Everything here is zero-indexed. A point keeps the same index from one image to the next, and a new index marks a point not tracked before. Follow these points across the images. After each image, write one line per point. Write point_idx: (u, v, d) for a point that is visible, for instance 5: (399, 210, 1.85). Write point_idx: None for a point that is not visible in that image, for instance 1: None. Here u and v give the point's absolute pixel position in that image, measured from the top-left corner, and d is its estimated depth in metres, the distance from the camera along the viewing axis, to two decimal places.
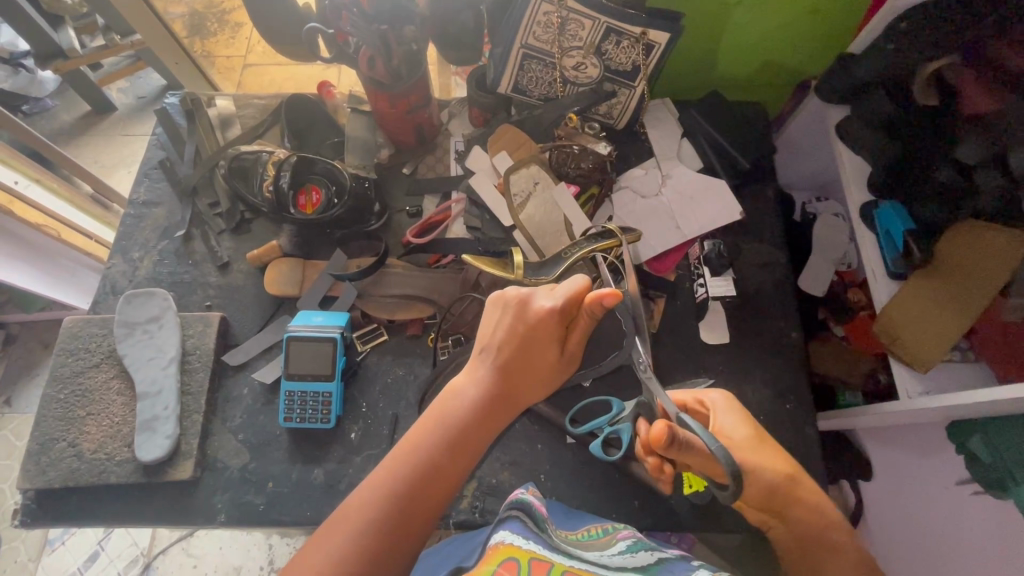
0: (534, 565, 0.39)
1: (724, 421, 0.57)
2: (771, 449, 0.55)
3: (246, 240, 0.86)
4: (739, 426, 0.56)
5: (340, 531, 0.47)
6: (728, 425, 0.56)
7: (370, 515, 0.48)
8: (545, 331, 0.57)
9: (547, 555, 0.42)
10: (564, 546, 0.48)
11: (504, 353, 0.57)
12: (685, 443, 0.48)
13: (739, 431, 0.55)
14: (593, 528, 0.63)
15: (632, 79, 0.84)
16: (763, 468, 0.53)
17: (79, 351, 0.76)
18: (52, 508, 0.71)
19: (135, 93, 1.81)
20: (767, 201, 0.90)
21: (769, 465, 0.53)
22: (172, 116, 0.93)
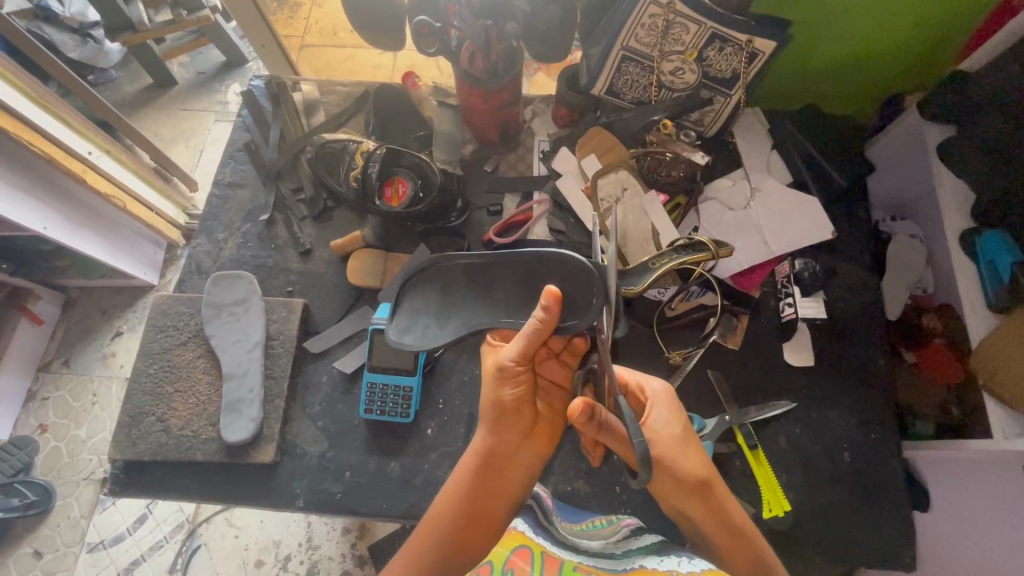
0: (546, 559, 0.51)
1: (656, 416, 0.59)
2: (691, 447, 0.58)
3: (328, 228, 0.86)
4: (670, 423, 0.59)
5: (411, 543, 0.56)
6: (657, 421, 0.59)
7: (430, 552, 0.54)
8: (482, 320, 0.66)
9: (557, 550, 0.53)
10: (569, 538, 0.57)
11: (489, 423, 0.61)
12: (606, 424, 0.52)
13: (668, 429, 0.58)
14: (598, 521, 0.68)
15: (730, 87, 0.82)
16: (677, 460, 0.56)
17: (167, 328, 0.78)
18: (139, 479, 0.73)
19: (196, 69, 1.83)
20: (859, 220, 0.87)
21: (683, 463, 0.56)
22: (258, 98, 0.93)
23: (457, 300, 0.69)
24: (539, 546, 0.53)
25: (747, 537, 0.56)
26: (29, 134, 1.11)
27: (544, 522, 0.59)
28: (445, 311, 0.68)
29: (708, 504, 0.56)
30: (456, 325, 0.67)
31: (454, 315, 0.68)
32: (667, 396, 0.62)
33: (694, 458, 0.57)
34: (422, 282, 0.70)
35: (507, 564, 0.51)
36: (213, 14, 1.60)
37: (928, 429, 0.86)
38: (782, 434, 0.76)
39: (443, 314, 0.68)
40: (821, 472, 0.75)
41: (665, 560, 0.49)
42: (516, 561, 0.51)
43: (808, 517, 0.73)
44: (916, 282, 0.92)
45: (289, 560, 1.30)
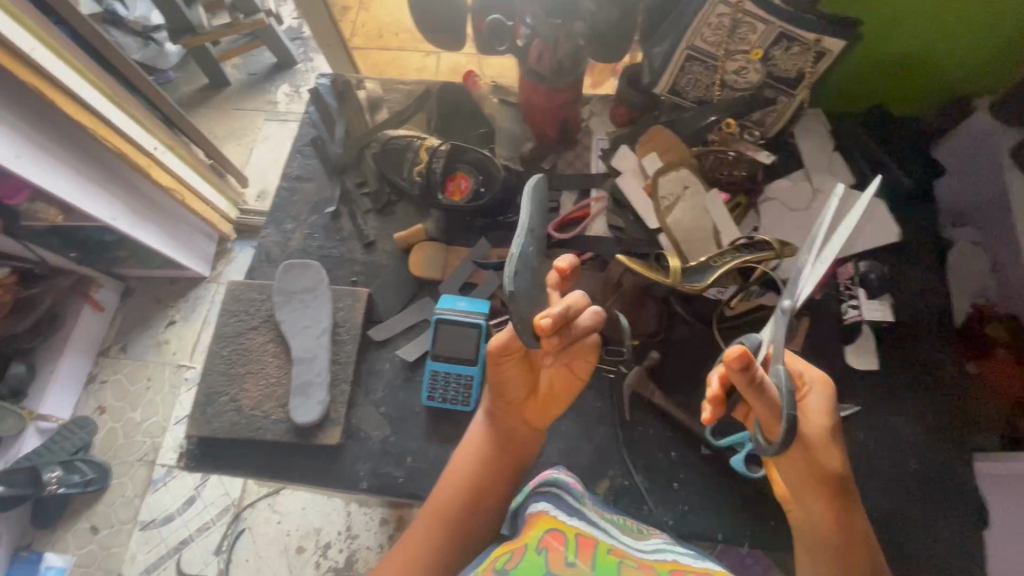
0: (580, 539, 0.48)
1: (813, 400, 0.59)
2: (835, 444, 0.58)
3: (391, 222, 0.89)
4: (823, 416, 0.58)
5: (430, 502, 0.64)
6: (814, 405, 0.59)
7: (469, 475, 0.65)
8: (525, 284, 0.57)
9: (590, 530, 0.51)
10: (600, 522, 0.53)
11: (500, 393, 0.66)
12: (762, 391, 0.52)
13: (820, 418, 0.58)
14: (626, 519, 0.61)
15: (794, 87, 0.81)
16: (819, 451, 0.57)
17: (240, 313, 0.81)
18: (211, 456, 0.76)
19: (247, 70, 1.90)
20: (926, 223, 0.85)
21: (824, 454, 0.57)
22: (324, 95, 0.97)
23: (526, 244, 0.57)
24: (571, 527, 0.50)
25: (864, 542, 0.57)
26: (104, 129, 1.18)
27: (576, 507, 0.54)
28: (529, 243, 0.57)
29: (830, 496, 0.57)
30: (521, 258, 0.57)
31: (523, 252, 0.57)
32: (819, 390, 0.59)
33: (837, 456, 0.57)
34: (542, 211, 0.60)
35: (541, 543, 0.47)
36: (268, 18, 1.66)
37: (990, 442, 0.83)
38: (844, 438, 0.75)
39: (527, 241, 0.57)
40: (886, 478, 0.73)
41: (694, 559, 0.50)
42: (552, 541, 0.47)
43: (872, 522, 0.71)
44: (979, 290, 0.89)
45: (328, 547, 1.33)
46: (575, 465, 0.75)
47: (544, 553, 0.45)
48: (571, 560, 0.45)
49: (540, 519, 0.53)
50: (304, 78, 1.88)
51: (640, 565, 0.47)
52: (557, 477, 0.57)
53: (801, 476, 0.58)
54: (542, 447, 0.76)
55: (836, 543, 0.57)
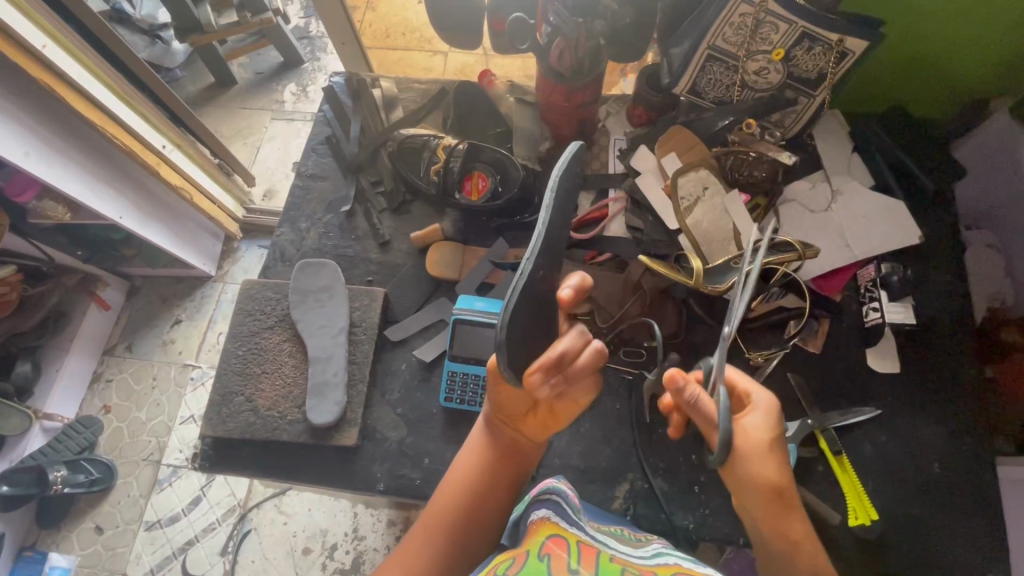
0: (583, 547, 0.43)
1: (750, 418, 0.57)
2: (776, 455, 0.56)
3: (406, 221, 0.88)
4: (761, 430, 0.56)
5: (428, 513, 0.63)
6: (751, 423, 0.57)
7: (464, 490, 0.62)
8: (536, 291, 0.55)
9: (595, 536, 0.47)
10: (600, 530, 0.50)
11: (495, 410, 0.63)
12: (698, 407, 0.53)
13: (759, 432, 0.56)
14: (624, 531, 0.58)
15: (815, 87, 0.81)
16: (757, 463, 0.55)
17: (255, 312, 0.81)
18: (226, 456, 0.75)
19: (254, 69, 1.90)
20: (946, 226, 0.84)
21: (760, 463, 0.55)
22: (339, 94, 0.96)
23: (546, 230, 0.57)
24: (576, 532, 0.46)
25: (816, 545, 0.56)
26: (112, 127, 1.16)
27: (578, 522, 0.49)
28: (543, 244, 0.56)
29: (771, 504, 0.56)
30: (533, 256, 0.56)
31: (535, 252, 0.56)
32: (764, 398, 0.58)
33: (777, 464, 0.55)
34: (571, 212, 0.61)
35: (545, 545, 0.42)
36: (276, 17, 1.65)
37: (1008, 445, 0.83)
38: (866, 442, 0.74)
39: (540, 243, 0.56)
40: (908, 482, 0.72)
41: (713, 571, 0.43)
42: (554, 545, 0.43)
43: (894, 527, 0.70)
44: (996, 294, 0.89)
45: (335, 548, 1.32)
46: (594, 467, 0.74)
47: (546, 559, 0.41)
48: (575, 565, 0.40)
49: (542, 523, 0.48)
50: (311, 77, 1.87)
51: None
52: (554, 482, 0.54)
53: (741, 486, 0.57)
54: (561, 450, 0.75)
55: (776, 549, 0.56)
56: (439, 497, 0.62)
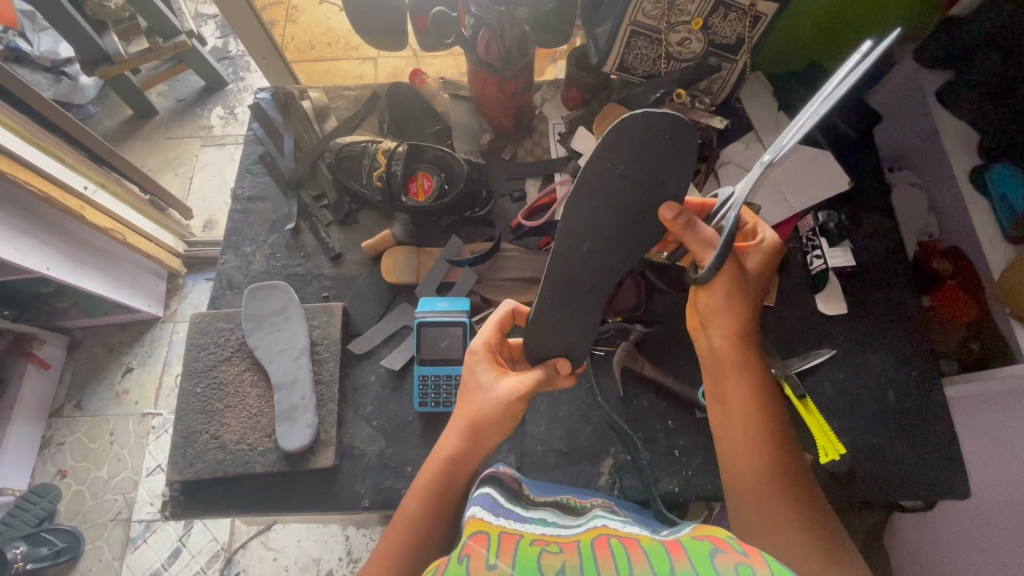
0: (504, 537, 0.40)
1: (749, 257, 0.62)
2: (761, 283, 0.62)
3: (355, 231, 0.86)
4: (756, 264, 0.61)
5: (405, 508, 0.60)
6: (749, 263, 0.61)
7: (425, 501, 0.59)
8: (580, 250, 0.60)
9: (517, 528, 0.43)
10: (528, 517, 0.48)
11: (478, 426, 0.60)
12: (695, 229, 0.57)
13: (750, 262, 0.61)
14: (569, 499, 0.61)
15: (736, 52, 0.83)
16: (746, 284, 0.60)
17: (209, 346, 0.77)
18: (197, 499, 0.72)
19: (175, 96, 1.81)
20: (870, 170, 0.90)
21: (745, 285, 0.60)
22: (267, 111, 0.93)
23: (594, 212, 0.58)
24: (497, 529, 0.42)
25: (792, 484, 0.55)
26: (25, 173, 1.07)
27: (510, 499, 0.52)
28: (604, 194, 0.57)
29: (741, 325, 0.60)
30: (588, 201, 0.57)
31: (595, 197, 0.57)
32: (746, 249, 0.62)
33: (761, 373, 0.60)
34: (686, 157, 0.56)
35: (464, 549, 0.38)
36: (191, 38, 1.57)
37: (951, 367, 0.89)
38: (827, 382, 0.78)
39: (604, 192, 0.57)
40: (868, 413, 0.77)
41: (628, 526, 0.44)
42: (472, 545, 0.39)
43: (861, 457, 0.74)
44: (923, 228, 0.95)
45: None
46: (577, 448, 0.75)
47: (465, 559, 0.37)
48: (492, 561, 0.36)
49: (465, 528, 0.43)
50: (237, 98, 1.80)
51: (566, 545, 0.39)
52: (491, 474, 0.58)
53: (721, 299, 0.60)
54: (542, 437, 0.76)
55: (730, 360, 0.60)
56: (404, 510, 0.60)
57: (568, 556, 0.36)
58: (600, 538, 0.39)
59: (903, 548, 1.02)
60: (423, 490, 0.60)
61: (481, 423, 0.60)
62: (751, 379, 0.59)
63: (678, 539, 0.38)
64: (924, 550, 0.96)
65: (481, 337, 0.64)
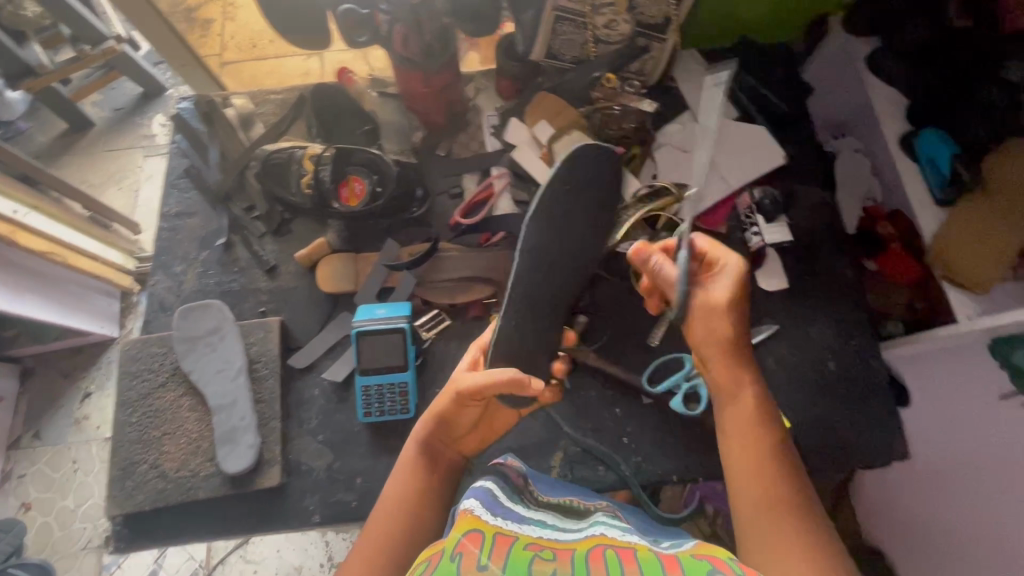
0: (497, 539, 0.44)
1: (717, 282, 0.60)
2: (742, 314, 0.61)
3: (290, 241, 0.84)
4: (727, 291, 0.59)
5: (385, 495, 0.62)
6: (718, 289, 0.59)
7: (399, 495, 0.60)
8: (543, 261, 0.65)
9: (511, 528, 0.47)
10: (531, 519, 0.52)
11: (442, 419, 0.63)
12: (659, 266, 0.61)
13: (720, 291, 0.59)
14: (575, 500, 0.63)
15: (665, 31, 0.81)
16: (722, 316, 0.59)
17: (142, 373, 0.74)
18: (142, 531, 0.70)
19: (112, 105, 1.71)
20: (806, 142, 0.90)
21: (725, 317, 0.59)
22: (189, 120, 0.88)
23: (552, 228, 0.68)
24: (491, 528, 0.46)
25: (800, 512, 0.52)
26: None
27: (509, 495, 0.56)
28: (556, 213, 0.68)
29: (731, 354, 0.60)
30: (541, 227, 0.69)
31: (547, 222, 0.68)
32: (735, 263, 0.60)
33: (759, 398, 0.59)
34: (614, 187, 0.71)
35: (456, 547, 0.42)
36: (121, 44, 1.49)
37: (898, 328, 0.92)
38: (770, 357, 0.79)
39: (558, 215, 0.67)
40: (811, 385, 0.78)
41: (624, 535, 0.48)
42: (466, 545, 0.42)
43: (806, 429, 0.76)
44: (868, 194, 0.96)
45: None
46: (528, 444, 0.75)
47: (457, 558, 0.41)
48: (483, 562, 0.40)
49: (460, 522, 0.48)
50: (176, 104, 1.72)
51: (561, 552, 0.44)
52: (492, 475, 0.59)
53: (704, 332, 0.60)
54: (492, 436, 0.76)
55: (726, 389, 0.59)
56: (386, 500, 0.61)
57: (558, 563, 0.42)
58: (596, 549, 0.44)
59: (875, 502, 1.06)
60: (410, 475, 0.62)
61: (447, 415, 0.63)
62: (748, 406, 0.58)
63: (673, 556, 0.42)
64: (896, 501, 1.01)
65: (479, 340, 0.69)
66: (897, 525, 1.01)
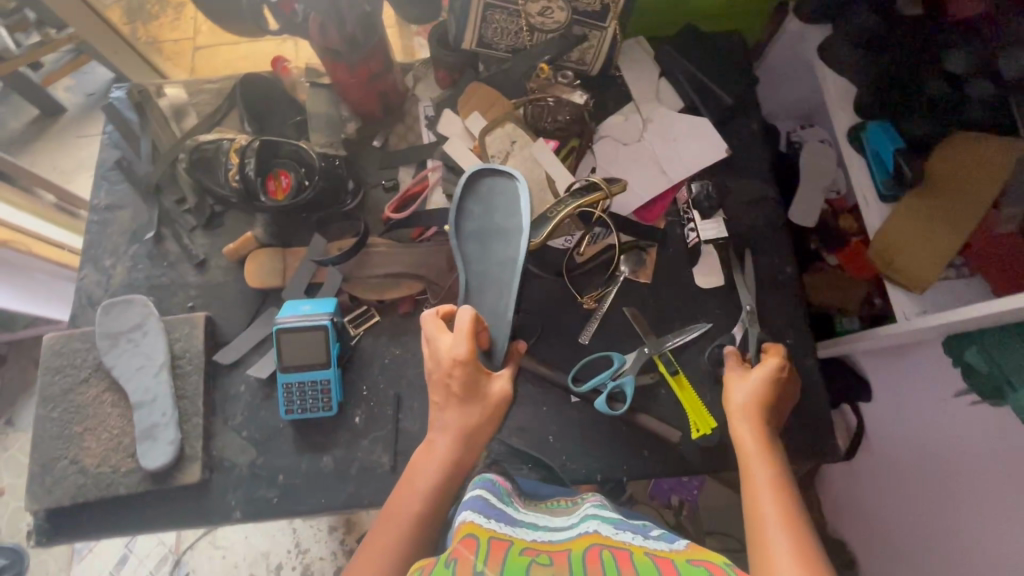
0: (492, 543, 0.39)
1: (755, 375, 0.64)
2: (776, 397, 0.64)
3: (220, 235, 0.83)
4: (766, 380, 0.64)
5: (391, 524, 0.54)
6: (755, 379, 0.64)
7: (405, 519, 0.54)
8: (504, 277, 0.69)
9: (506, 531, 0.43)
10: (524, 522, 0.48)
11: (471, 436, 0.59)
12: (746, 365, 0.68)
13: (757, 380, 0.64)
14: (560, 502, 0.60)
15: (603, 19, 0.79)
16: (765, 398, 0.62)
17: (64, 368, 0.73)
18: (63, 525, 0.70)
19: (84, 90, 1.67)
20: (753, 135, 0.87)
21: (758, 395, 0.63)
22: (121, 111, 0.87)
23: (483, 238, 0.71)
24: (485, 532, 0.41)
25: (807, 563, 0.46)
26: None
27: (502, 496, 0.52)
28: (488, 230, 0.71)
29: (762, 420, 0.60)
30: (469, 244, 0.71)
31: (477, 238, 0.71)
32: (785, 362, 0.66)
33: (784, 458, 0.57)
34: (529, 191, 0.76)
35: (450, 555, 0.37)
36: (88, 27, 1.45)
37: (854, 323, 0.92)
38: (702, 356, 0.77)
39: (499, 230, 0.70)
40: None
41: (619, 533, 0.44)
42: (461, 551, 0.38)
43: None
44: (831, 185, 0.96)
45: (280, 568, 1.24)
46: None
47: (452, 564, 0.36)
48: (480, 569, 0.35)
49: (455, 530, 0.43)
50: None
51: (556, 555, 0.40)
52: (482, 474, 0.57)
53: (745, 401, 0.62)
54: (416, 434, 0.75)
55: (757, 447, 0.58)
56: (389, 531, 0.53)
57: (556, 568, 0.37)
58: (592, 551, 0.40)
59: (841, 496, 1.06)
60: (419, 497, 0.55)
61: (475, 431, 0.59)
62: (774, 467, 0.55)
63: (669, 560, 0.37)
64: (862, 497, 1.00)
65: (458, 352, 0.58)
66: (860, 520, 1.00)
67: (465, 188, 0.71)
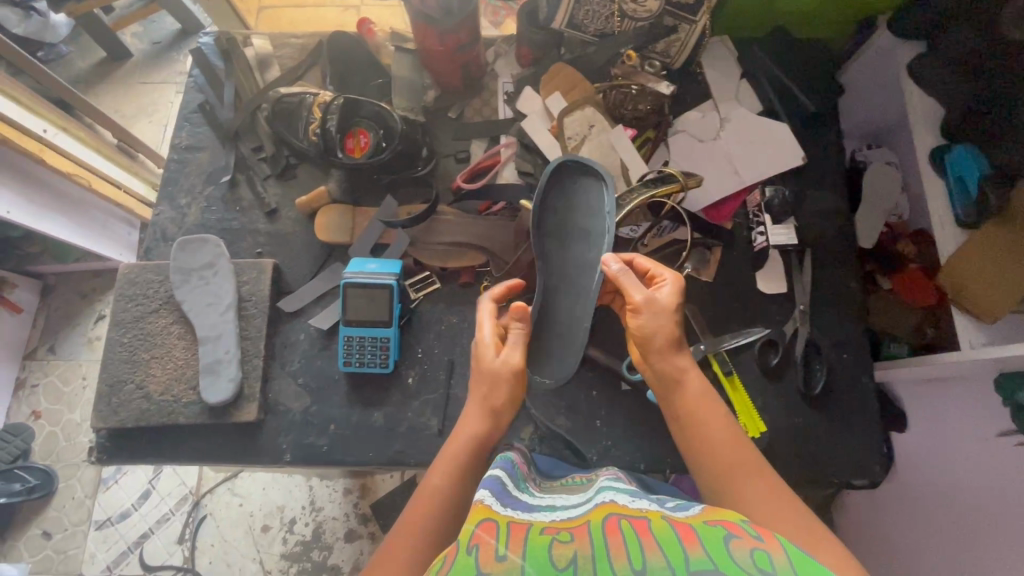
0: (514, 527, 0.36)
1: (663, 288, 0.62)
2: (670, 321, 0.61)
3: (293, 187, 0.84)
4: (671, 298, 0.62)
5: (411, 516, 0.54)
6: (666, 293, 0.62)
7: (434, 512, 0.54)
8: (583, 281, 0.72)
9: (525, 514, 0.39)
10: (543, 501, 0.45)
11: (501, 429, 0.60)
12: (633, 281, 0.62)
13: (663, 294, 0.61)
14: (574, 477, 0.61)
15: (695, 11, 0.78)
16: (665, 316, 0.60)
17: (137, 297, 0.76)
18: (123, 445, 0.73)
19: (151, 39, 1.70)
20: (830, 146, 0.86)
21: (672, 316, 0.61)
22: (208, 56, 0.89)
23: (565, 239, 0.73)
24: (503, 517, 0.38)
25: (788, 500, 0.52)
26: None
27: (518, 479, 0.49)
28: (570, 230, 0.73)
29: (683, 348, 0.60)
30: (548, 242, 0.73)
31: (556, 236, 0.73)
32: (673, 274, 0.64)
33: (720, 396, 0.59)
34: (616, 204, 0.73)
35: (471, 539, 0.34)
36: None
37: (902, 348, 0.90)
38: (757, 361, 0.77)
39: (581, 231, 0.73)
40: (796, 394, 0.76)
41: (638, 500, 0.41)
42: (482, 536, 0.35)
43: (784, 437, 0.75)
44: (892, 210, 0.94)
45: (293, 523, 1.25)
46: None
47: (474, 552, 0.33)
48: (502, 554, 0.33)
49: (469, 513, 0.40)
50: None
51: (578, 529, 0.36)
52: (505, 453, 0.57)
53: (663, 328, 0.60)
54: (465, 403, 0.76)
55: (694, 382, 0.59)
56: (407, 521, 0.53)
57: (581, 545, 0.33)
58: (613, 521, 0.36)
59: None
60: (442, 487, 0.55)
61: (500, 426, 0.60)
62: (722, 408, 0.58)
63: (688, 523, 0.35)
64: None
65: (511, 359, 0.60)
66: None
67: (549, 182, 0.73)
